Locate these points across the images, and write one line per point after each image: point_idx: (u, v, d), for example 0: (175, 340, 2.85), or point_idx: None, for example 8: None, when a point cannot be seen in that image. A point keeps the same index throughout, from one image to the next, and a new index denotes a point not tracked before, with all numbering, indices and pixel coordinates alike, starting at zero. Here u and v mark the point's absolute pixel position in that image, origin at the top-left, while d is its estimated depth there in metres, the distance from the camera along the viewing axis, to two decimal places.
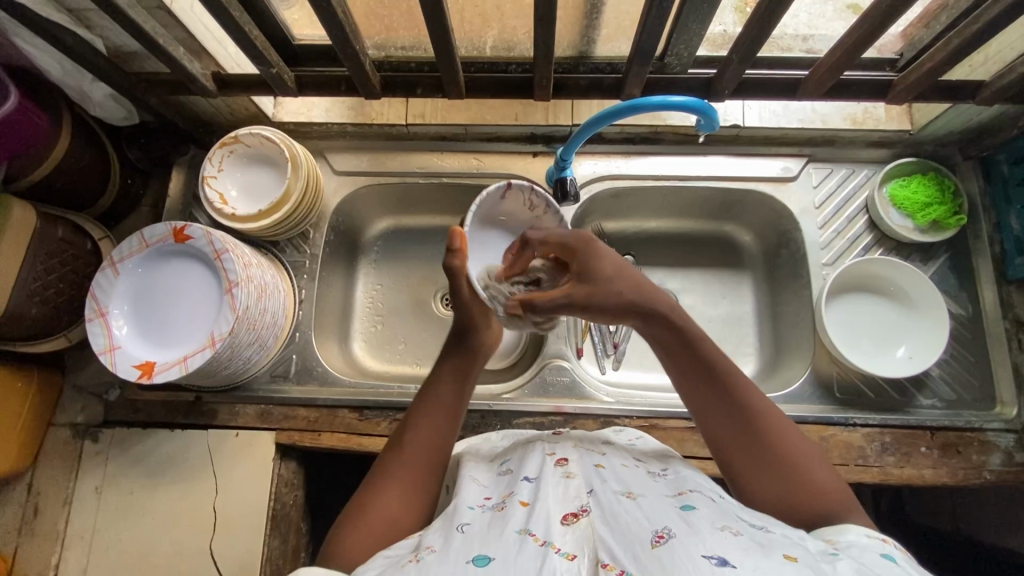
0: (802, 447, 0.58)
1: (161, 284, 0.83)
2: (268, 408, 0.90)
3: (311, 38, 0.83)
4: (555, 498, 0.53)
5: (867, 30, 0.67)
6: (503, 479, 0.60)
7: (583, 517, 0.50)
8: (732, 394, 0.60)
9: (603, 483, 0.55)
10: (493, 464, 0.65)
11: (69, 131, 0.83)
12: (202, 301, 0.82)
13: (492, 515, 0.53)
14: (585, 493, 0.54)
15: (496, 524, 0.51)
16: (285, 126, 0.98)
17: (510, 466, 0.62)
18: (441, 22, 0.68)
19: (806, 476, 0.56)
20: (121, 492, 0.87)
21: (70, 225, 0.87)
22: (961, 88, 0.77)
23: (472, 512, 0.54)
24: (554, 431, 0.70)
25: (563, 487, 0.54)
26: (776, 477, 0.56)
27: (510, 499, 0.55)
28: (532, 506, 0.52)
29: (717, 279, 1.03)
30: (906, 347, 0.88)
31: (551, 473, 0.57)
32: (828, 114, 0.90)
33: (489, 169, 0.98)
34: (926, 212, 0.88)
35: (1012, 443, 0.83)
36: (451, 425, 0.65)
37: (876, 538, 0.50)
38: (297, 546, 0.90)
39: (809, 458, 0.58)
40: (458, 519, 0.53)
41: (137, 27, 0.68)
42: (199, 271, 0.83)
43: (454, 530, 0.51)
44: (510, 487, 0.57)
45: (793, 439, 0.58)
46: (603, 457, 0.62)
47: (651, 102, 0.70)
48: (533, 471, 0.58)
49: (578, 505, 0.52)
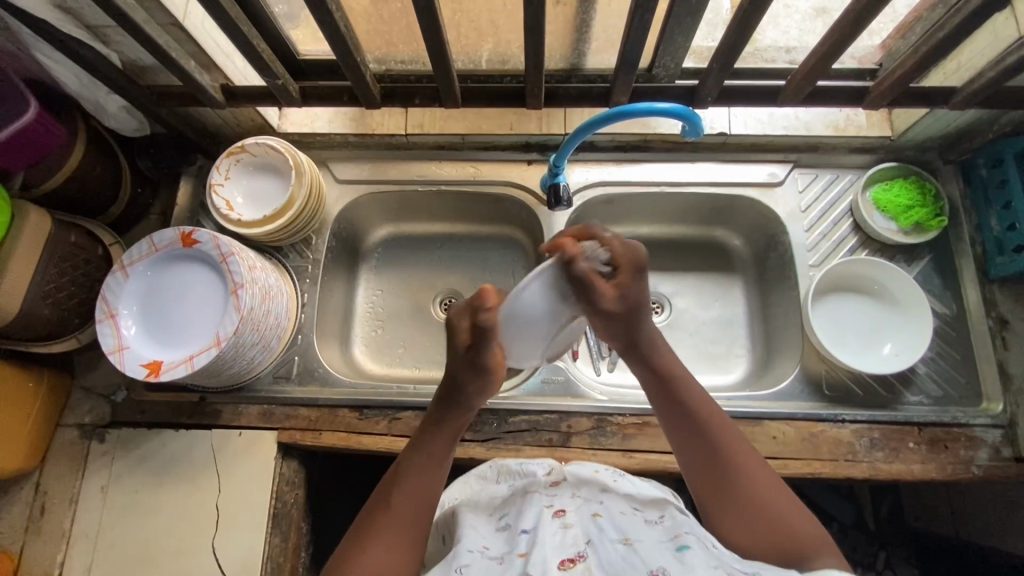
0: (778, 495, 0.63)
1: (157, 318, 0.85)
2: (270, 407, 0.92)
3: (316, 54, 0.87)
4: (553, 545, 0.56)
5: (838, 39, 0.70)
6: (502, 533, 0.62)
7: (579, 562, 0.54)
8: (704, 435, 0.66)
9: (601, 532, 0.58)
10: (492, 516, 0.67)
11: (84, 143, 0.87)
12: (199, 336, 0.84)
13: (492, 563, 0.56)
14: (581, 541, 0.57)
15: (496, 572, 0.54)
16: (290, 136, 1.02)
17: (509, 520, 0.64)
18: (437, 37, 0.73)
19: (775, 514, 0.61)
20: (126, 491, 0.89)
21: (83, 232, 0.90)
22: (937, 94, 0.80)
23: (473, 555, 0.58)
24: (551, 476, 0.72)
25: (559, 535, 0.57)
26: (747, 518, 0.62)
27: (509, 551, 0.57)
28: (529, 554, 0.55)
29: (709, 282, 1.06)
30: (892, 344, 0.90)
31: (548, 523, 0.59)
32: (811, 121, 0.94)
33: (485, 177, 1.01)
34: (909, 214, 0.91)
35: (999, 438, 0.84)
36: (428, 481, 0.66)
37: None
38: (298, 545, 0.92)
39: (777, 491, 0.63)
40: (458, 560, 0.57)
41: (152, 42, 0.72)
42: (196, 307, 0.85)
43: (454, 573, 0.56)
44: (510, 540, 0.59)
45: (765, 480, 0.64)
46: (600, 505, 0.64)
47: (638, 108, 0.75)
48: (530, 522, 0.60)
49: (574, 550, 0.55)
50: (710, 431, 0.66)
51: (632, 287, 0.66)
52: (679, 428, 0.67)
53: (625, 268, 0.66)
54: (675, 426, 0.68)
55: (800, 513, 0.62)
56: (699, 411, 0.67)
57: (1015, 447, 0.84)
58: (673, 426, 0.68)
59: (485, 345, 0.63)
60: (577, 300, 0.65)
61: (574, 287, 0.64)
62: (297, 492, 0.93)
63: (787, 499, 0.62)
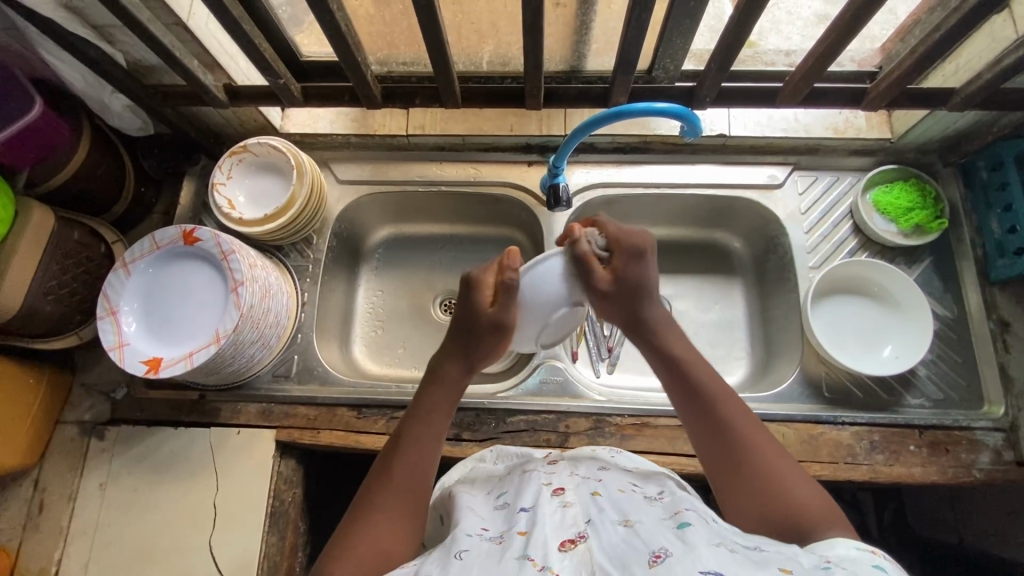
0: (784, 467, 0.61)
1: (162, 295, 0.86)
2: (269, 406, 0.93)
3: (319, 55, 0.88)
4: (553, 525, 0.54)
5: (834, 41, 0.71)
6: (500, 513, 0.61)
7: (580, 543, 0.51)
8: (709, 407, 0.65)
9: (600, 512, 0.56)
10: (490, 495, 0.67)
11: (88, 142, 0.88)
12: (207, 308, 0.85)
13: (491, 545, 0.54)
14: (581, 521, 0.55)
15: (495, 553, 0.52)
16: (292, 137, 1.03)
17: (508, 499, 0.63)
18: (437, 38, 0.73)
19: (783, 486, 0.59)
20: (124, 489, 0.90)
21: (86, 230, 0.91)
22: (936, 96, 0.80)
23: (472, 539, 0.56)
24: (549, 456, 0.72)
25: (559, 515, 0.56)
26: (752, 491, 0.60)
27: (508, 531, 0.56)
28: (529, 533, 0.53)
29: (709, 284, 1.06)
30: (892, 346, 0.90)
31: (547, 502, 0.58)
32: (811, 123, 0.94)
33: (485, 178, 1.02)
34: (908, 217, 0.91)
35: (1000, 442, 0.84)
36: (430, 444, 0.66)
37: (867, 552, 0.51)
38: (295, 544, 0.92)
39: (783, 461, 0.62)
40: (456, 546, 0.55)
41: (156, 41, 0.73)
42: (201, 279, 0.87)
43: (453, 557, 0.53)
44: (509, 520, 0.58)
45: (771, 452, 0.62)
46: (599, 484, 0.63)
47: (635, 108, 0.75)
48: (529, 501, 0.59)
49: (575, 531, 0.53)
50: (716, 405, 0.65)
51: (628, 268, 0.70)
52: (686, 403, 0.67)
53: (621, 251, 0.70)
54: (681, 401, 0.68)
55: (806, 485, 0.60)
56: (705, 385, 0.67)
57: (1016, 450, 0.83)
58: (680, 401, 0.68)
59: (511, 301, 0.69)
60: (580, 281, 0.71)
61: (572, 266, 0.71)
62: (294, 491, 0.93)
63: (793, 473, 0.61)
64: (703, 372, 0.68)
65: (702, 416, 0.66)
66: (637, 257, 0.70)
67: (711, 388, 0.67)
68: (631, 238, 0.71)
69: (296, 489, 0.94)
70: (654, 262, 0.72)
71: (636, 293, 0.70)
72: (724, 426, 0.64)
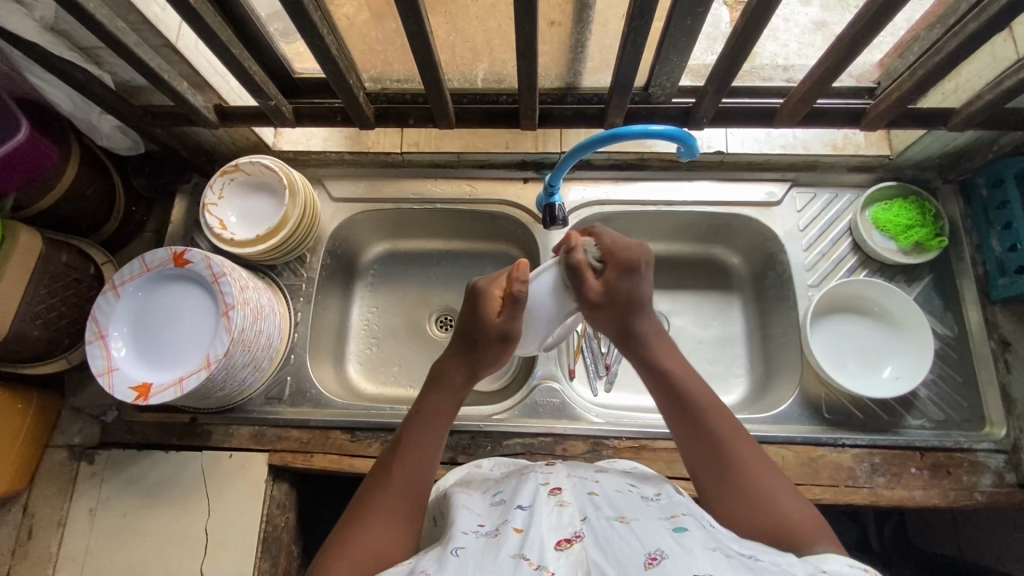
0: (775, 482, 0.60)
1: (160, 305, 0.85)
2: (261, 429, 0.91)
3: (311, 72, 0.87)
4: (550, 524, 0.52)
5: (833, 63, 0.70)
6: (496, 509, 0.59)
7: (576, 542, 0.50)
8: (699, 419, 0.65)
9: (596, 510, 0.55)
10: (486, 494, 0.65)
11: (77, 162, 0.87)
12: (201, 320, 0.84)
13: (486, 541, 0.52)
14: (578, 520, 0.53)
15: (490, 551, 0.50)
16: (285, 154, 1.02)
17: (505, 497, 0.61)
18: (429, 60, 0.72)
19: (773, 502, 0.59)
20: (114, 514, 0.88)
21: (75, 251, 0.90)
22: (936, 115, 0.80)
23: (467, 537, 0.54)
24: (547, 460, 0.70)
25: (556, 515, 0.53)
26: (743, 503, 0.59)
27: (503, 526, 0.54)
28: (526, 532, 0.51)
29: (707, 301, 1.05)
30: (892, 367, 0.89)
31: (545, 501, 0.56)
32: (809, 140, 0.93)
33: (480, 195, 1.01)
34: (908, 234, 0.90)
35: (1002, 464, 0.83)
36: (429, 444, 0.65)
37: (858, 568, 0.50)
38: (288, 569, 0.91)
39: (774, 476, 0.61)
40: (452, 543, 0.53)
41: (144, 64, 0.72)
42: (197, 290, 0.85)
43: (449, 555, 0.51)
44: (505, 515, 0.56)
45: (762, 468, 0.62)
46: (596, 484, 0.61)
47: (632, 131, 0.73)
48: (526, 500, 0.57)
49: (571, 531, 0.51)
50: (705, 418, 0.65)
51: (619, 282, 0.69)
52: (676, 414, 0.67)
53: (615, 262, 0.69)
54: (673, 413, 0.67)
55: (797, 502, 0.59)
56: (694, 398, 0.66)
57: (1018, 472, 0.82)
58: (671, 413, 0.67)
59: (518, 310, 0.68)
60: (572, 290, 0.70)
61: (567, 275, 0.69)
62: (287, 515, 0.92)
63: (783, 488, 0.60)
64: (692, 386, 0.67)
65: (693, 427, 0.65)
66: (637, 270, 0.69)
67: (701, 401, 0.66)
68: (626, 251, 0.70)
69: (289, 513, 0.93)
70: (648, 278, 0.71)
71: (626, 309, 0.69)
72: (716, 438, 0.64)
